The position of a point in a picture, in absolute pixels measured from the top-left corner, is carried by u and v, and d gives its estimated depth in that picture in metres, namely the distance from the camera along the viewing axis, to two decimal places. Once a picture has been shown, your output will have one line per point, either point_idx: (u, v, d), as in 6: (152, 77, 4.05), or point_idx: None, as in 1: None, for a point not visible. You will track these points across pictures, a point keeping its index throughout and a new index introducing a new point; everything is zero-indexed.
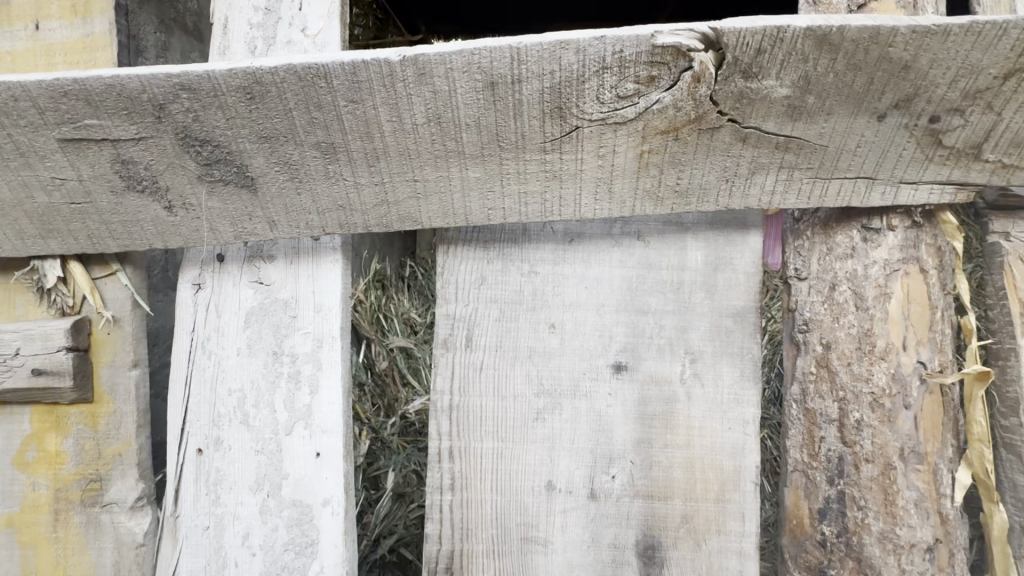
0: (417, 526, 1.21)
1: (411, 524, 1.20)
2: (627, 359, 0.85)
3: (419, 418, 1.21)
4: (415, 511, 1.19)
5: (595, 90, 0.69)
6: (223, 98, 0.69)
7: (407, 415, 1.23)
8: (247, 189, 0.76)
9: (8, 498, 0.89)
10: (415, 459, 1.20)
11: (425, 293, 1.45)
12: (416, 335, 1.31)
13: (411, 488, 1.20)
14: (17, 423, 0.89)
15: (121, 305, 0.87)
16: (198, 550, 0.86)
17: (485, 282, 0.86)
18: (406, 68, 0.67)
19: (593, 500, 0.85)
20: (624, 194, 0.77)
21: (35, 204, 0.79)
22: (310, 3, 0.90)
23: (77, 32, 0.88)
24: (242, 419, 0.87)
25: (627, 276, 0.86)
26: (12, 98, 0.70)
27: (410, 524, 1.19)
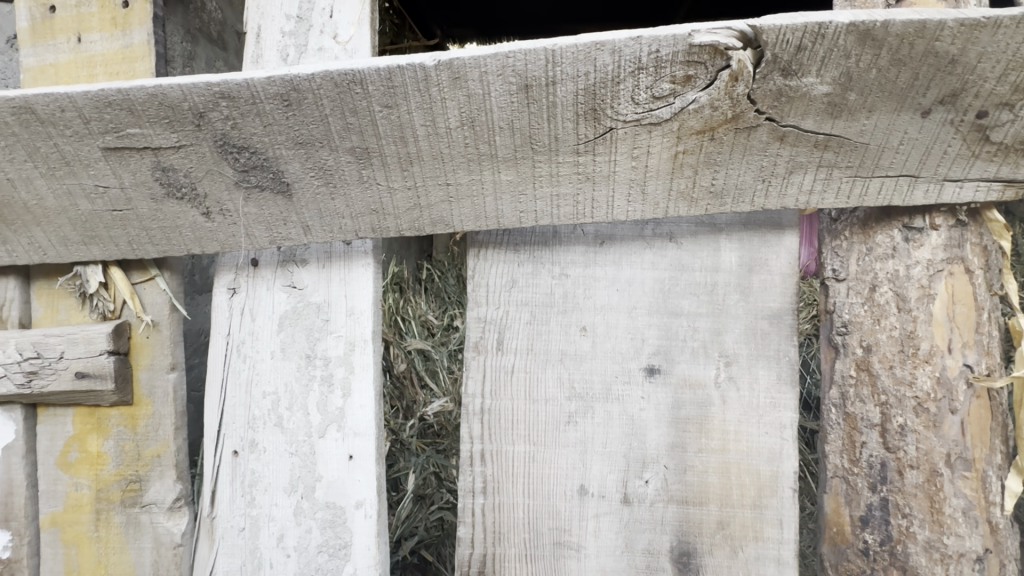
0: (438, 527, 1.24)
1: (431, 526, 1.23)
2: (660, 363, 0.84)
3: (437, 420, 1.24)
4: (435, 513, 1.21)
5: (630, 91, 0.68)
6: (260, 106, 0.70)
7: (426, 417, 1.25)
8: (283, 195, 0.77)
9: (52, 498, 0.91)
10: (436, 461, 1.22)
11: (440, 296, 1.50)
12: (434, 336, 1.35)
13: (431, 490, 1.22)
14: (60, 425, 0.91)
15: (159, 310, 0.89)
16: (234, 551, 0.87)
17: (516, 285, 0.86)
18: (440, 72, 0.67)
19: (626, 505, 0.84)
20: (658, 195, 0.76)
21: (78, 212, 0.81)
22: (341, 10, 0.91)
23: (117, 44, 0.90)
24: (275, 422, 0.88)
25: (659, 277, 0.85)
26: (59, 109, 0.72)
27: (430, 526, 1.21)
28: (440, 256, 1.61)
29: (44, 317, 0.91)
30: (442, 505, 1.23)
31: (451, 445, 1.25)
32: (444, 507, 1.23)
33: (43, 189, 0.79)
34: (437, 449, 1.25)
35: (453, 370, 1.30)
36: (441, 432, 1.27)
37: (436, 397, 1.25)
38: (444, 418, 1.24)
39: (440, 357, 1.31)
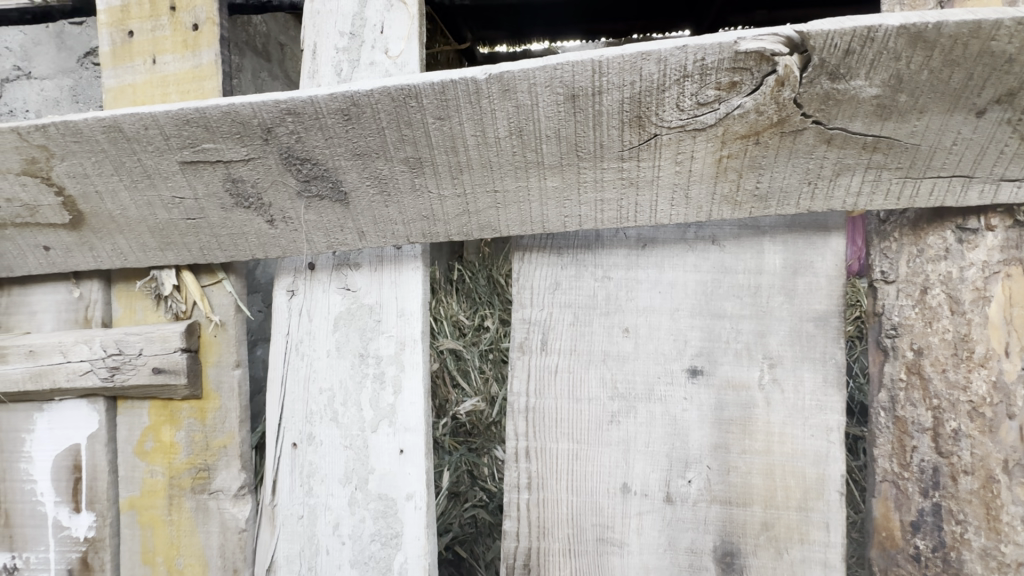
0: (472, 524, 1.29)
1: (465, 523, 1.28)
2: (702, 364, 0.85)
3: (469, 419, 1.29)
4: (469, 511, 1.27)
5: (675, 98, 0.70)
6: (323, 120, 0.75)
7: (458, 416, 1.30)
8: (341, 203, 0.82)
9: (131, 483, 0.99)
10: (468, 460, 1.27)
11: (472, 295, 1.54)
12: (465, 336, 1.41)
13: (464, 488, 1.28)
14: (137, 416, 0.99)
15: (225, 311, 0.95)
16: (294, 537, 0.93)
17: (560, 287, 0.89)
18: (491, 85, 0.70)
19: (669, 504, 0.85)
20: (701, 199, 0.78)
21: (157, 221, 0.88)
22: (391, 26, 0.95)
23: (188, 64, 0.97)
24: (331, 416, 0.93)
25: (702, 280, 0.86)
26: (143, 127, 0.79)
27: (464, 522, 1.26)
28: (471, 259, 1.64)
29: (123, 317, 0.99)
30: (475, 503, 1.29)
31: (483, 444, 1.30)
32: (477, 506, 1.28)
33: (126, 200, 0.86)
34: (470, 448, 1.30)
35: (483, 371, 1.35)
36: (473, 432, 1.32)
37: (468, 396, 1.30)
38: (476, 416, 1.29)
39: (471, 357, 1.36)
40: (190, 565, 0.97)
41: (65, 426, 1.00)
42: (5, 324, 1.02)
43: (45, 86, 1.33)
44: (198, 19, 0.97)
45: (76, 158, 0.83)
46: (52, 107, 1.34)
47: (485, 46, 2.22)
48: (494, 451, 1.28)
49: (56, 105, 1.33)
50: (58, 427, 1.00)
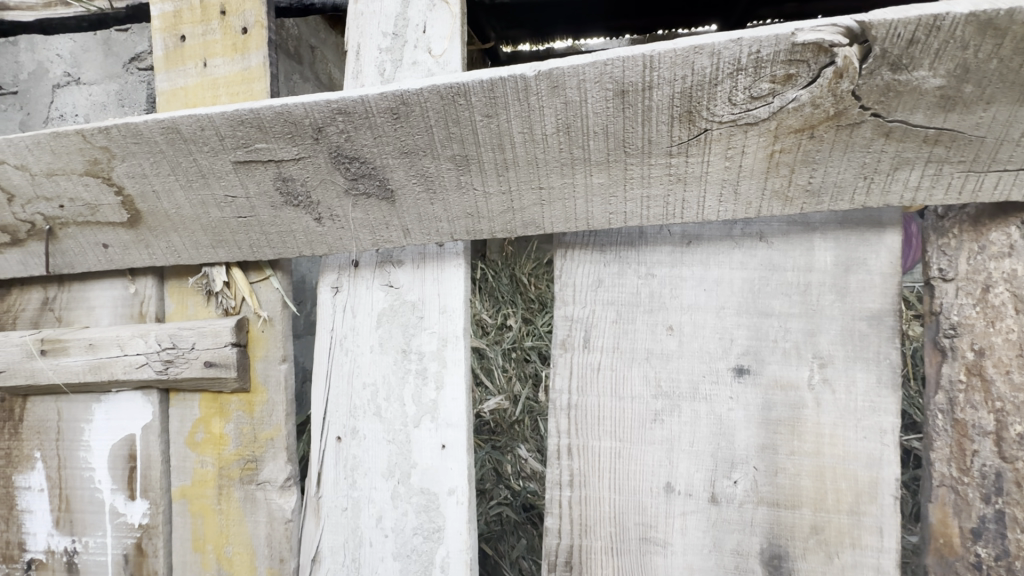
0: (497, 522, 1.31)
1: (490, 520, 1.30)
2: (749, 363, 0.84)
3: (493, 417, 1.36)
4: (495, 508, 1.29)
5: (727, 92, 0.69)
6: (372, 119, 0.76)
7: (482, 414, 1.37)
8: (387, 201, 0.83)
9: (182, 473, 1.03)
10: (493, 457, 1.33)
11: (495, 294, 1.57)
12: (488, 335, 1.47)
13: (490, 485, 1.32)
14: (188, 408, 1.02)
15: (272, 306, 0.98)
16: (338, 528, 0.95)
17: (602, 285, 0.88)
18: (540, 82, 0.71)
19: (713, 505, 0.84)
20: (751, 194, 0.76)
21: (210, 219, 0.91)
22: (434, 26, 0.96)
23: (238, 67, 1.00)
24: (375, 411, 0.95)
25: (749, 278, 0.84)
26: (199, 128, 0.82)
27: (489, 520, 1.29)
28: (493, 256, 1.60)
29: (176, 312, 1.03)
30: (501, 500, 1.32)
31: (506, 441, 1.37)
32: (503, 503, 1.31)
33: (181, 199, 0.89)
34: (494, 445, 1.36)
35: (505, 371, 1.42)
36: (496, 430, 1.39)
37: (491, 395, 1.38)
38: (499, 415, 1.37)
39: (494, 356, 1.43)
40: (239, 553, 1.00)
41: (121, 417, 1.04)
42: (66, 319, 1.07)
43: (92, 91, 1.36)
44: (248, 22, 1.00)
45: (135, 159, 0.87)
46: (100, 111, 1.36)
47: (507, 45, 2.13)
48: (518, 449, 1.35)
49: (104, 109, 1.36)
50: (114, 418, 1.04)
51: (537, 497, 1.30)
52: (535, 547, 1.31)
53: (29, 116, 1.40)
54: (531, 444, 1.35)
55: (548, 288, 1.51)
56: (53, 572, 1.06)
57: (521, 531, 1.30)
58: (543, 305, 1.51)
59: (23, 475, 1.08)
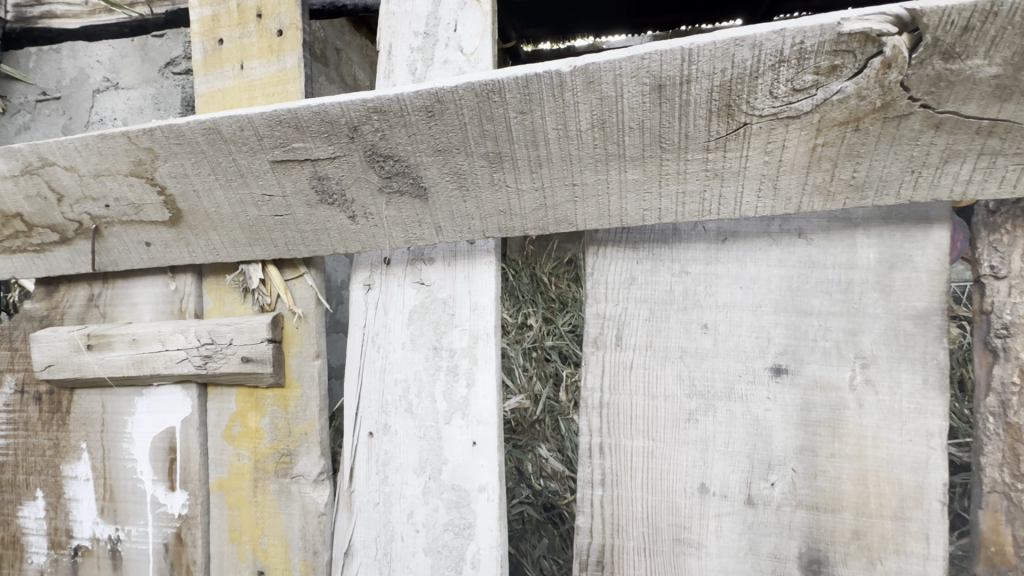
0: (520, 521, 1.32)
1: (513, 519, 1.32)
2: (788, 363, 0.82)
3: (514, 416, 1.35)
4: (517, 507, 1.30)
5: (769, 85, 0.67)
6: (407, 117, 0.77)
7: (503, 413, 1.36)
8: (420, 198, 0.84)
9: (220, 465, 1.05)
10: (514, 455, 1.33)
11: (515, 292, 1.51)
12: (508, 334, 1.42)
13: (511, 484, 1.33)
14: (226, 402, 1.05)
15: (307, 304, 1.00)
16: (370, 522, 0.96)
17: (635, 282, 0.87)
18: (575, 77, 0.70)
19: (750, 507, 0.82)
20: (791, 190, 0.74)
21: (248, 217, 0.93)
22: (465, 25, 0.97)
23: (274, 68, 1.02)
24: (406, 407, 0.96)
25: (787, 275, 0.82)
26: (239, 128, 0.84)
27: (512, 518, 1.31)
28: (514, 256, 1.52)
29: (213, 309, 1.06)
30: (523, 500, 1.32)
31: (527, 440, 1.35)
32: (524, 503, 1.32)
33: (220, 198, 0.92)
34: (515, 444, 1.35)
35: (525, 371, 1.38)
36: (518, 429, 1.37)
37: (512, 394, 1.35)
38: (520, 414, 1.34)
39: (514, 355, 1.39)
40: (274, 545, 1.02)
41: (162, 410, 1.07)
42: (110, 315, 1.11)
43: (130, 95, 1.35)
44: (283, 24, 1.02)
45: (178, 159, 0.89)
46: (136, 115, 1.36)
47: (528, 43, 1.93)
48: (539, 448, 1.33)
49: (140, 113, 1.35)
50: (155, 410, 1.07)
51: (558, 497, 1.30)
52: (556, 547, 1.33)
53: (71, 120, 1.38)
54: (552, 444, 1.33)
55: (569, 287, 1.44)
56: (98, 559, 1.10)
57: (542, 531, 1.32)
58: (565, 305, 1.44)
59: (69, 464, 1.12)
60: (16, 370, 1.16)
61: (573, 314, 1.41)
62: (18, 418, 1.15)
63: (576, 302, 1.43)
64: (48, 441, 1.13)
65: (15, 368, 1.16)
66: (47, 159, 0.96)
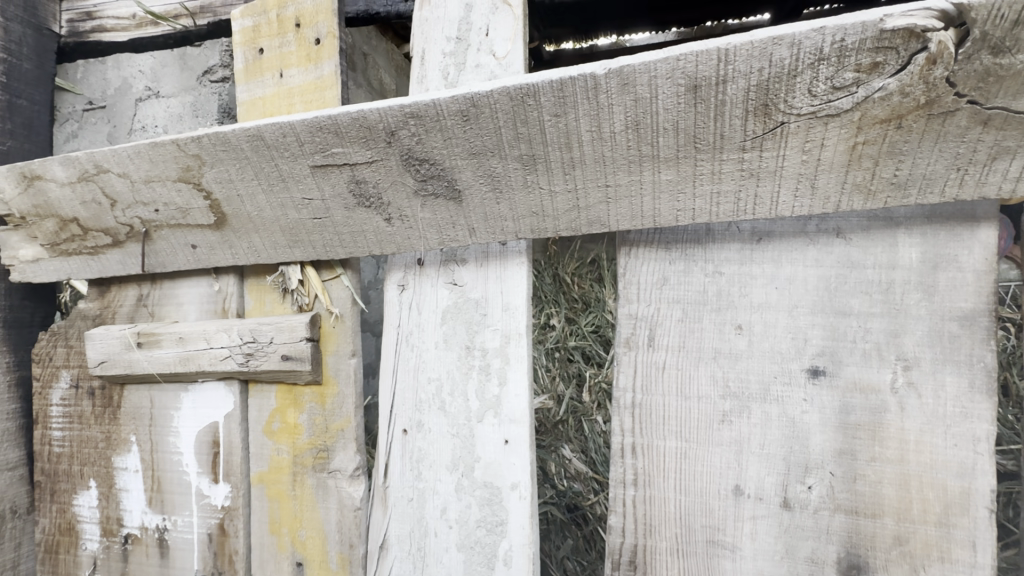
0: (544, 519, 1.37)
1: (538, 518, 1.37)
2: (825, 364, 0.80)
3: (538, 417, 1.37)
4: (542, 507, 1.35)
5: (808, 83, 0.67)
6: (443, 122, 0.79)
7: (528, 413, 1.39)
8: (455, 200, 0.86)
9: (261, 459, 1.09)
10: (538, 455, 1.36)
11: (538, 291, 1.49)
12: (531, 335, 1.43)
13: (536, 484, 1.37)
14: (266, 398, 1.09)
15: (343, 304, 1.03)
16: (405, 517, 0.98)
17: (668, 283, 0.87)
18: (610, 79, 0.71)
19: (786, 510, 0.81)
20: (829, 189, 0.73)
21: (288, 220, 0.96)
22: (496, 29, 0.98)
23: (311, 76, 1.06)
24: (439, 405, 0.98)
25: (825, 276, 0.81)
26: (281, 135, 0.87)
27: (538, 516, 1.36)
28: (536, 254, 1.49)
29: (254, 308, 1.10)
30: (548, 499, 1.35)
31: (551, 441, 1.37)
32: (549, 502, 1.35)
33: (263, 202, 0.95)
34: (539, 444, 1.37)
35: (548, 372, 1.39)
36: (542, 429, 1.39)
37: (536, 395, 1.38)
38: (543, 414, 1.37)
39: (538, 356, 1.41)
40: (312, 537, 1.05)
41: (206, 405, 1.12)
42: (157, 314, 1.16)
43: (170, 103, 1.37)
44: (320, 33, 1.05)
45: (223, 165, 0.93)
46: (176, 122, 1.37)
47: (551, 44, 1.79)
48: (562, 449, 1.36)
49: (179, 121, 1.37)
50: (200, 405, 1.12)
51: (582, 498, 1.33)
52: (580, 547, 1.36)
53: (116, 128, 1.41)
54: (576, 445, 1.35)
55: (593, 287, 1.40)
56: (147, 547, 1.15)
57: (566, 531, 1.36)
58: (588, 305, 1.41)
59: (120, 456, 1.18)
60: (72, 366, 1.22)
61: (596, 314, 1.39)
62: (72, 411, 1.22)
63: (600, 302, 1.39)
64: (100, 434, 1.19)
65: (70, 365, 1.22)
66: (102, 166, 1.02)
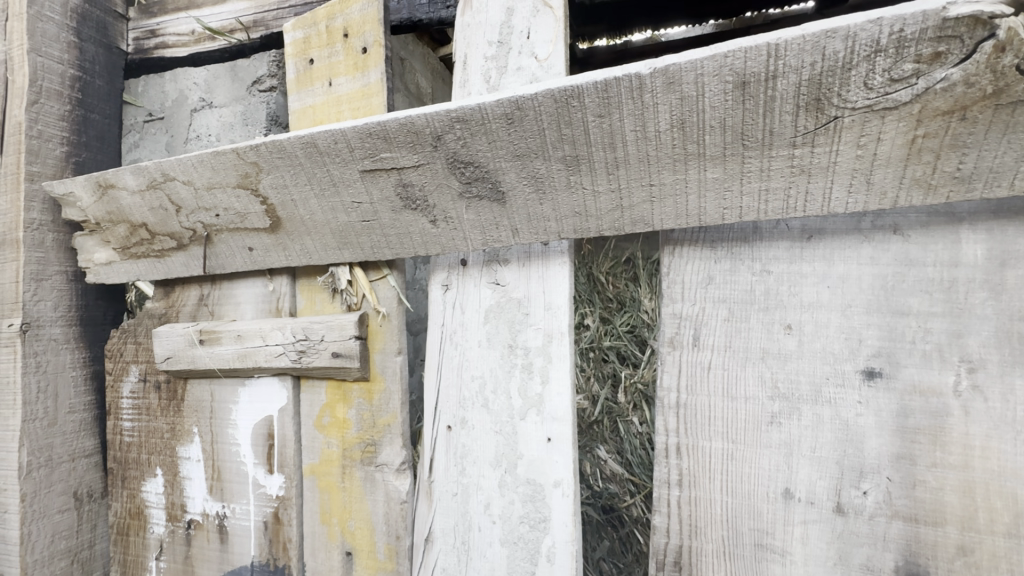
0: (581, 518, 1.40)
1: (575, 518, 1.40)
2: (882, 366, 0.78)
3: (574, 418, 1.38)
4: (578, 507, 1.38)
5: (863, 76, 0.65)
6: (488, 125, 0.81)
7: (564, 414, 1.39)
8: (499, 202, 0.87)
9: (312, 452, 1.14)
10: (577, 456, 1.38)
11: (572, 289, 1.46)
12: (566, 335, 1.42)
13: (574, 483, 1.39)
14: (317, 394, 1.14)
15: (389, 303, 1.07)
16: (449, 511, 1.01)
17: (713, 282, 0.86)
18: (655, 78, 0.71)
19: (839, 515, 0.79)
20: (886, 184, 0.70)
21: (338, 223, 1.00)
22: (538, 32, 0.99)
23: (359, 84, 1.10)
24: (482, 402, 1.00)
25: (880, 274, 0.78)
26: (334, 141, 0.91)
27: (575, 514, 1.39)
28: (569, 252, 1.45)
29: (306, 308, 1.15)
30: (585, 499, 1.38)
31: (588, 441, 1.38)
32: (585, 502, 1.38)
33: (315, 206, 1.00)
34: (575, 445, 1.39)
35: (583, 372, 1.39)
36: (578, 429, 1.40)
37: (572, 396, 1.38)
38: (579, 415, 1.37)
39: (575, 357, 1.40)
40: (360, 528, 1.09)
41: (261, 399, 1.18)
42: (217, 313, 1.23)
43: (222, 113, 1.44)
44: (367, 42, 1.09)
45: (279, 172, 0.98)
46: (228, 131, 1.44)
47: (584, 41, 1.76)
48: (597, 450, 1.37)
49: (231, 129, 1.44)
50: (255, 399, 1.18)
51: (618, 499, 1.35)
52: (616, 549, 1.38)
53: (173, 137, 1.50)
54: (611, 446, 1.36)
55: (627, 286, 1.37)
56: (208, 532, 1.23)
57: (603, 532, 1.38)
58: (623, 304, 1.38)
59: (184, 446, 1.25)
60: (140, 362, 1.31)
61: (631, 314, 1.36)
62: (141, 403, 1.31)
63: (635, 302, 1.36)
64: (166, 425, 1.28)
65: (139, 360, 1.31)
66: (168, 174, 1.09)
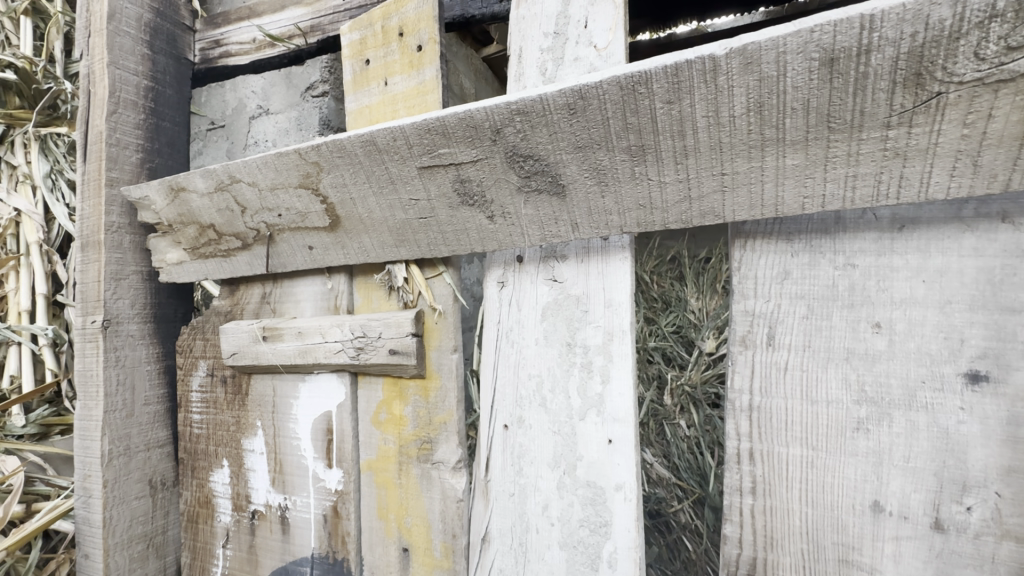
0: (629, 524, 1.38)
1: None
2: (988, 369, 0.70)
3: None
4: None
5: (973, 45, 0.59)
6: (549, 117, 0.79)
7: None
8: (559, 196, 0.85)
9: (370, 448, 1.16)
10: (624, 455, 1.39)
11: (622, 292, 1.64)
12: None
13: None
14: (374, 391, 1.15)
15: (445, 301, 1.06)
16: (506, 512, 1.00)
17: (790, 276, 0.81)
18: (731, 59, 0.67)
19: (938, 533, 0.72)
20: (997, 165, 0.63)
21: (395, 221, 1.01)
22: (596, 20, 0.96)
23: (414, 81, 1.10)
24: (540, 401, 0.97)
25: (986, 267, 0.70)
26: (392, 139, 0.92)
27: None
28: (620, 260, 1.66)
29: (363, 305, 1.16)
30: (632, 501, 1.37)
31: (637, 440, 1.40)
32: None
33: (373, 204, 1.01)
34: None
35: None
36: None
37: None
38: None
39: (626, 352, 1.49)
40: (417, 525, 1.10)
41: (320, 395, 1.20)
42: (279, 310, 1.27)
43: (278, 119, 1.49)
44: (422, 40, 1.09)
45: (339, 171, 1.00)
46: (284, 136, 1.49)
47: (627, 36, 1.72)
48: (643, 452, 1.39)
49: (287, 134, 1.48)
50: (315, 395, 1.21)
51: (665, 504, 1.34)
52: (664, 555, 1.35)
53: (234, 143, 1.56)
54: (657, 449, 1.38)
55: (671, 286, 1.56)
56: (270, 523, 1.27)
57: (651, 538, 1.35)
58: (668, 304, 1.54)
59: (248, 439, 1.30)
60: (208, 357, 1.37)
61: (677, 315, 1.50)
62: (209, 397, 1.36)
63: (680, 302, 1.51)
64: (232, 419, 1.33)
65: (207, 355, 1.37)
66: (235, 177, 1.13)
